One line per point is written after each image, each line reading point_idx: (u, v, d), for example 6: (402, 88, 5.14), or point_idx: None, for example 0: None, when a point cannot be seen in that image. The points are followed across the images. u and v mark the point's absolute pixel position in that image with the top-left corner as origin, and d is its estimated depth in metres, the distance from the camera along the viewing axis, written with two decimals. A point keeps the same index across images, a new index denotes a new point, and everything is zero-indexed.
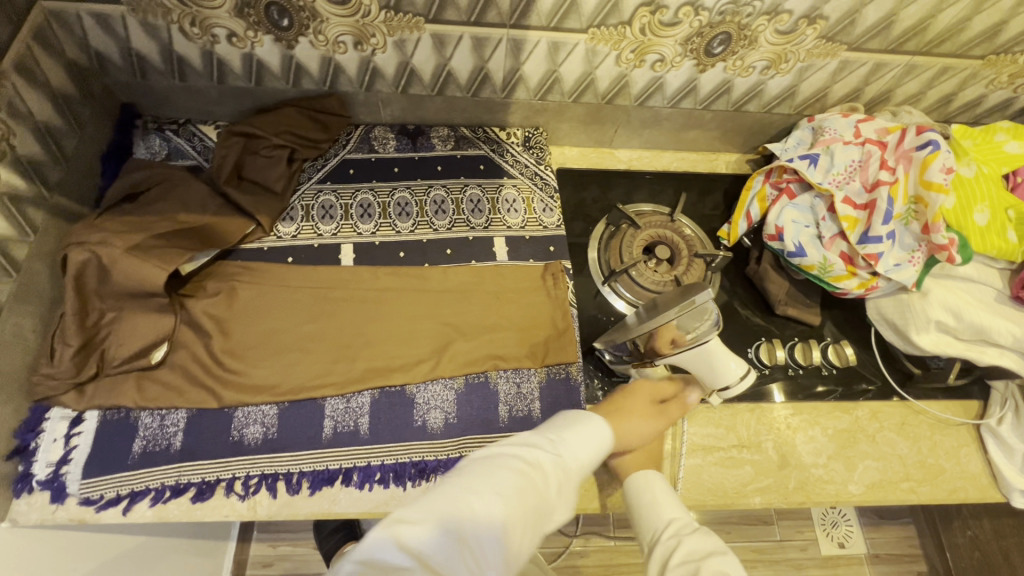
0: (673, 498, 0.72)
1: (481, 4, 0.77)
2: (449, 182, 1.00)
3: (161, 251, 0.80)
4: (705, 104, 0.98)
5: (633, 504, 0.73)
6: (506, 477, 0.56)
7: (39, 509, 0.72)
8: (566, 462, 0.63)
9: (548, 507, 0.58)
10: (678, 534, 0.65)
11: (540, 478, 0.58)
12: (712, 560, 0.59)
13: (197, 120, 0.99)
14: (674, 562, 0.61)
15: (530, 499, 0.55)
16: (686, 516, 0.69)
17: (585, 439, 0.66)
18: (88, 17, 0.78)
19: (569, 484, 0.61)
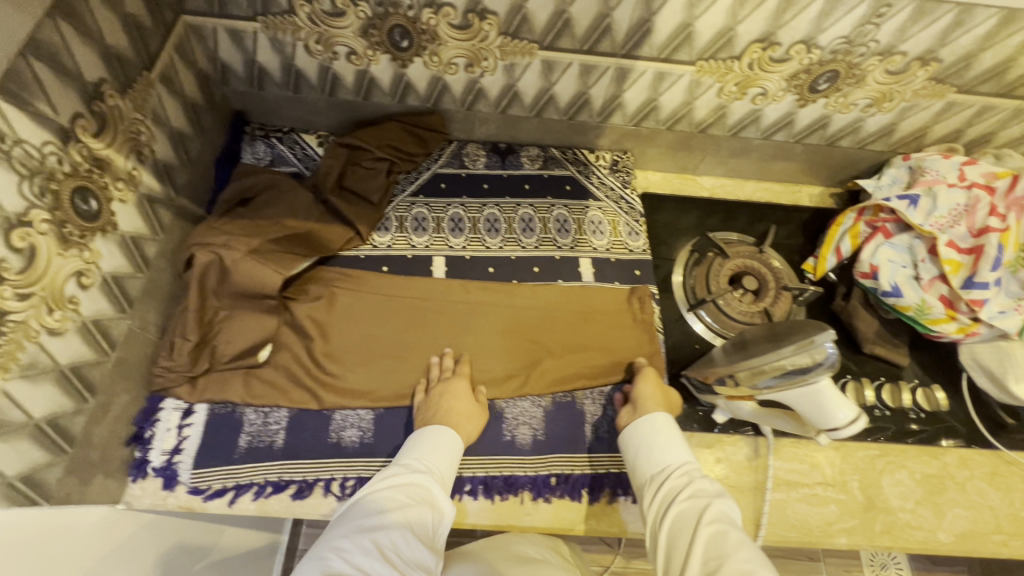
0: (680, 439, 0.77)
1: (597, 34, 0.79)
2: (537, 202, 1.02)
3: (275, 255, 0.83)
4: (799, 137, 0.98)
5: (637, 439, 0.77)
6: (365, 515, 0.65)
7: (152, 494, 0.77)
8: (427, 468, 0.72)
9: (421, 511, 0.66)
10: (690, 474, 0.71)
11: (400, 495, 0.67)
12: (720, 500, 0.66)
13: (300, 129, 1.03)
14: (681, 498, 0.68)
15: (393, 516, 0.64)
16: (691, 458, 0.74)
17: (434, 443, 0.75)
18: (222, 31, 0.83)
19: (437, 484, 0.70)
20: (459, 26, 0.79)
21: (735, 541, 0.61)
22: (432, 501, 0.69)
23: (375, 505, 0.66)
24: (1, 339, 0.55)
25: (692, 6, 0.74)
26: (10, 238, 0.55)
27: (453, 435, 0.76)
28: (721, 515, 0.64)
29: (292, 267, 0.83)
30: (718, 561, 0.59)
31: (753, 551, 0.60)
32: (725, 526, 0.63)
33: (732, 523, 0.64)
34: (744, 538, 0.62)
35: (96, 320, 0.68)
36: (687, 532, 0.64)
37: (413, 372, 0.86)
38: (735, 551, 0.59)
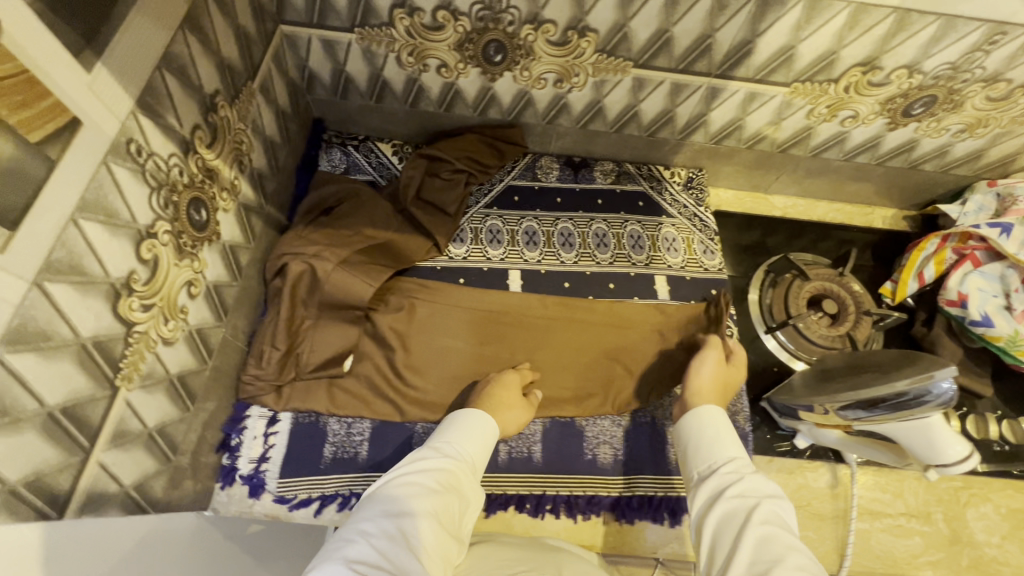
0: (733, 434, 0.70)
1: (696, 53, 0.78)
2: (611, 217, 1.02)
3: (363, 266, 0.84)
4: (882, 160, 0.97)
5: (688, 432, 0.73)
6: (390, 496, 0.60)
7: (239, 501, 0.77)
8: (456, 456, 0.67)
9: (449, 499, 0.62)
10: (741, 471, 0.64)
11: (428, 480, 0.63)
12: (772, 501, 0.59)
13: (375, 137, 1.03)
14: (728, 496, 0.61)
15: (420, 503, 0.59)
16: (745, 455, 0.67)
17: (467, 431, 0.71)
18: (317, 41, 0.83)
19: (464, 472, 0.66)
20: (556, 42, 0.79)
21: (781, 543, 0.53)
22: (459, 488, 0.64)
23: (401, 488, 0.61)
24: (127, 350, 0.55)
25: (799, 29, 0.73)
26: (139, 250, 0.55)
27: (492, 425, 0.74)
28: (772, 517, 0.57)
29: (379, 278, 0.84)
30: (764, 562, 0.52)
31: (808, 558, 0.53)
32: (776, 529, 0.56)
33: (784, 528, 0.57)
34: (796, 543, 0.54)
35: (199, 329, 0.69)
36: (731, 533, 0.57)
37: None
38: (781, 554, 0.52)
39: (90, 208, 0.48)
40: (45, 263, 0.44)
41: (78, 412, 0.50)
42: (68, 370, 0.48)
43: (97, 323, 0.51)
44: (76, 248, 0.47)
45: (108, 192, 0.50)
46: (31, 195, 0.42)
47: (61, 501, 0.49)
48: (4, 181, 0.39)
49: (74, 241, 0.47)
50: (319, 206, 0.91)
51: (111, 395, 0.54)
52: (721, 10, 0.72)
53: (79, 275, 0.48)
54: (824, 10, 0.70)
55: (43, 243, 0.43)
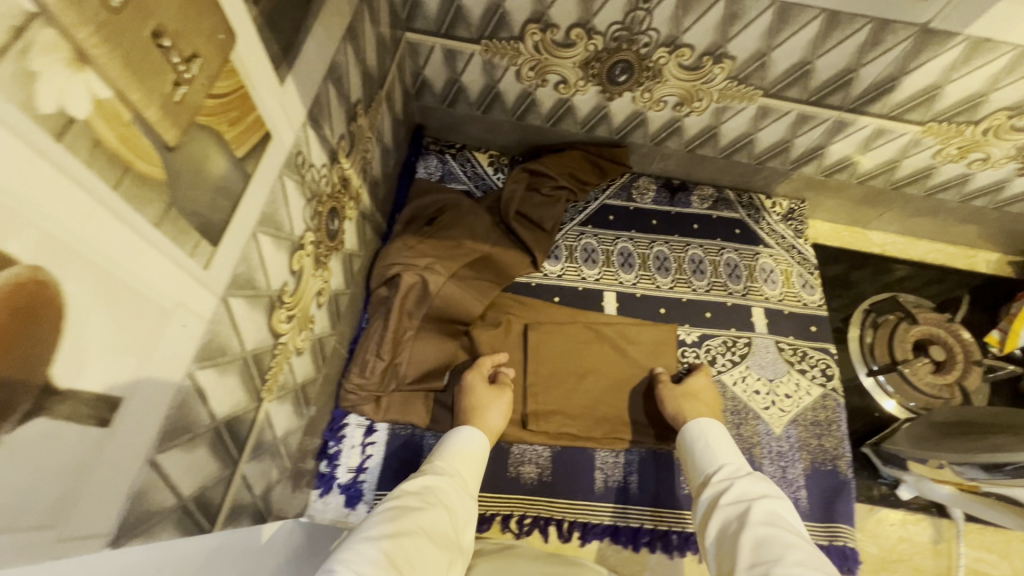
0: (733, 444, 0.70)
1: (834, 86, 0.76)
2: (707, 243, 0.99)
3: (472, 281, 0.86)
4: (1001, 205, 0.93)
5: (688, 449, 0.72)
6: (369, 521, 0.54)
7: (335, 509, 0.76)
8: (444, 474, 0.64)
9: (439, 517, 0.57)
10: (731, 476, 0.63)
11: (412, 498, 0.57)
12: (766, 501, 0.57)
13: (472, 147, 1.02)
14: (724, 503, 0.60)
15: (404, 519, 0.53)
16: (739, 461, 0.66)
17: (454, 452, 0.68)
18: (439, 50, 0.82)
19: (452, 491, 0.62)
20: (688, 66, 0.77)
21: (780, 541, 0.51)
22: (449, 507, 0.60)
23: (383, 511, 0.55)
24: (272, 361, 0.55)
25: (953, 69, 0.70)
26: (290, 261, 0.54)
27: (478, 436, 0.71)
28: (767, 515, 0.55)
29: (488, 294, 0.85)
30: (762, 563, 0.50)
31: (809, 553, 0.51)
32: (774, 527, 0.54)
33: (786, 526, 0.54)
34: (792, 538, 0.52)
35: (320, 338, 0.68)
36: (730, 539, 0.55)
37: (592, 410, 0.83)
38: (780, 552, 0.50)
39: (266, 222, 0.47)
40: (231, 278, 0.43)
41: (234, 425, 0.49)
42: (233, 384, 0.47)
43: (256, 336, 0.50)
44: (253, 261, 0.46)
45: (279, 205, 0.49)
46: (232, 210, 0.41)
47: (213, 512, 0.48)
48: (216, 197, 0.39)
49: (253, 256, 0.46)
50: (421, 215, 0.90)
51: (256, 407, 0.53)
52: (874, 46, 0.69)
53: (251, 289, 0.47)
54: (986, 52, 0.67)
55: (232, 259, 0.43)
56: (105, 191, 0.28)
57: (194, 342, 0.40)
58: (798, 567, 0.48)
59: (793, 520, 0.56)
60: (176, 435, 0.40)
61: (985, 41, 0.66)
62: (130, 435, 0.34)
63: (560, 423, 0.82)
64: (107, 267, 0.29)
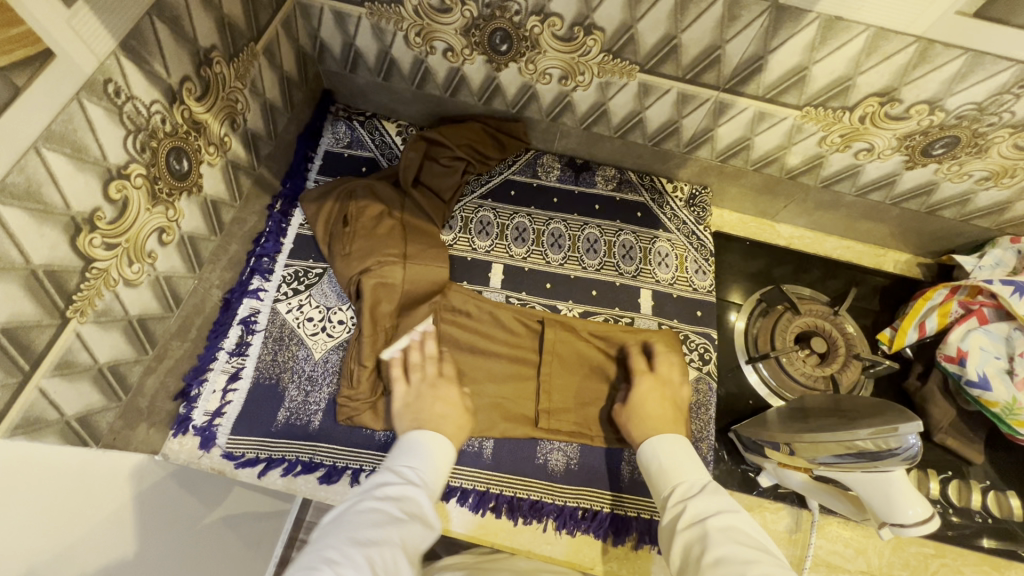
0: (691, 455, 0.71)
1: (705, 64, 0.76)
2: (605, 224, 0.99)
3: (426, 249, 0.88)
4: (898, 200, 0.91)
5: (646, 461, 0.73)
6: (354, 524, 0.58)
7: (188, 451, 0.77)
8: (421, 481, 0.66)
9: (413, 527, 0.60)
10: (686, 498, 0.66)
11: (391, 507, 0.61)
12: (721, 519, 0.61)
13: (381, 116, 1.03)
14: (681, 526, 0.62)
15: (386, 531, 0.58)
16: (692, 476, 0.68)
17: (432, 454, 0.69)
18: (328, 12, 0.84)
19: (426, 498, 0.64)
20: (562, 37, 0.77)
21: (742, 558, 0.55)
22: (422, 516, 0.63)
23: (365, 518, 0.59)
24: (82, 284, 0.56)
25: (813, 49, 0.70)
26: (107, 188, 0.57)
27: (449, 444, 0.71)
28: (727, 534, 0.59)
29: (440, 258, 0.88)
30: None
31: (767, 565, 0.55)
32: (735, 546, 0.57)
33: (746, 542, 0.58)
34: (751, 554, 0.56)
35: (167, 277, 0.70)
36: (694, 562, 0.58)
37: (576, 408, 0.83)
38: (741, 569, 0.54)
39: (56, 139, 0.49)
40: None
41: (21, 336, 0.51)
42: (13, 293, 0.49)
43: (51, 252, 0.52)
44: (35, 175, 0.48)
45: (78, 126, 0.51)
46: None
47: None
48: None
49: (34, 169, 0.48)
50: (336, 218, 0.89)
51: (59, 324, 0.55)
52: (732, 21, 0.69)
53: (36, 203, 0.49)
54: (840, 31, 0.67)
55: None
56: None
57: None
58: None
59: (749, 532, 0.61)
60: None
61: (837, 20, 0.65)
62: None
63: (564, 423, 0.82)
64: None
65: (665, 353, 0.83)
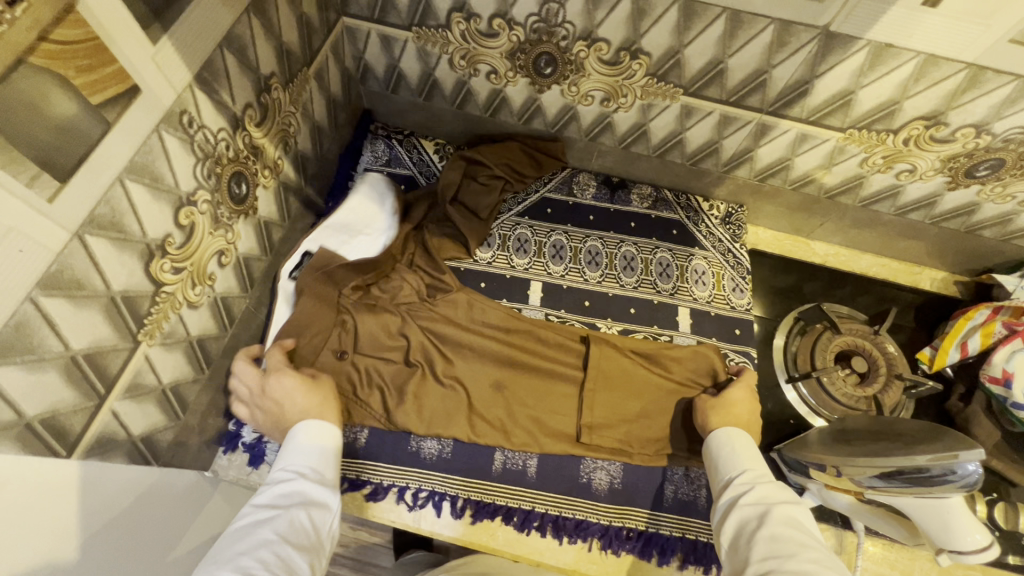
0: (757, 453, 0.71)
1: (750, 87, 0.77)
2: (641, 241, 1.00)
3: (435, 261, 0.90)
4: (938, 220, 0.92)
5: (715, 448, 0.74)
6: (221, 546, 0.53)
7: (238, 467, 0.78)
8: (297, 472, 0.62)
9: (295, 516, 0.56)
10: (753, 480, 0.66)
11: (262, 512, 0.56)
12: (786, 506, 0.61)
13: (419, 134, 1.05)
14: (742, 504, 0.64)
15: (258, 534, 0.53)
16: (762, 467, 0.69)
17: (309, 444, 0.66)
18: (375, 36, 0.86)
19: (308, 485, 0.61)
20: (608, 61, 0.78)
21: (798, 541, 0.56)
22: (307, 503, 0.59)
23: (230, 537, 0.53)
24: (152, 308, 0.58)
25: (861, 74, 0.70)
26: (177, 215, 0.58)
27: (329, 427, 0.69)
28: (787, 519, 0.60)
29: (436, 264, 0.89)
30: (775, 560, 0.55)
31: (822, 554, 0.56)
32: (793, 532, 0.58)
33: (805, 530, 0.59)
34: (808, 542, 0.57)
35: (223, 297, 0.71)
36: (747, 537, 0.60)
37: (619, 426, 0.83)
38: (793, 551, 0.55)
39: (138, 170, 0.51)
40: (89, 218, 0.47)
41: (99, 360, 0.52)
42: (95, 320, 0.51)
43: (128, 278, 0.53)
44: (119, 206, 0.50)
45: (156, 157, 0.53)
46: (85, 154, 0.44)
47: (71, 441, 0.52)
48: (61, 137, 0.42)
49: (118, 200, 0.49)
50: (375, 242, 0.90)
51: (131, 348, 0.56)
52: (780, 47, 0.70)
53: (118, 233, 0.50)
54: (890, 57, 0.67)
55: (89, 200, 0.46)
56: None
57: (37, 269, 0.43)
58: (813, 564, 0.53)
59: (810, 526, 0.61)
60: (14, 351, 0.43)
61: (888, 47, 0.66)
62: None
63: (605, 439, 0.82)
64: None
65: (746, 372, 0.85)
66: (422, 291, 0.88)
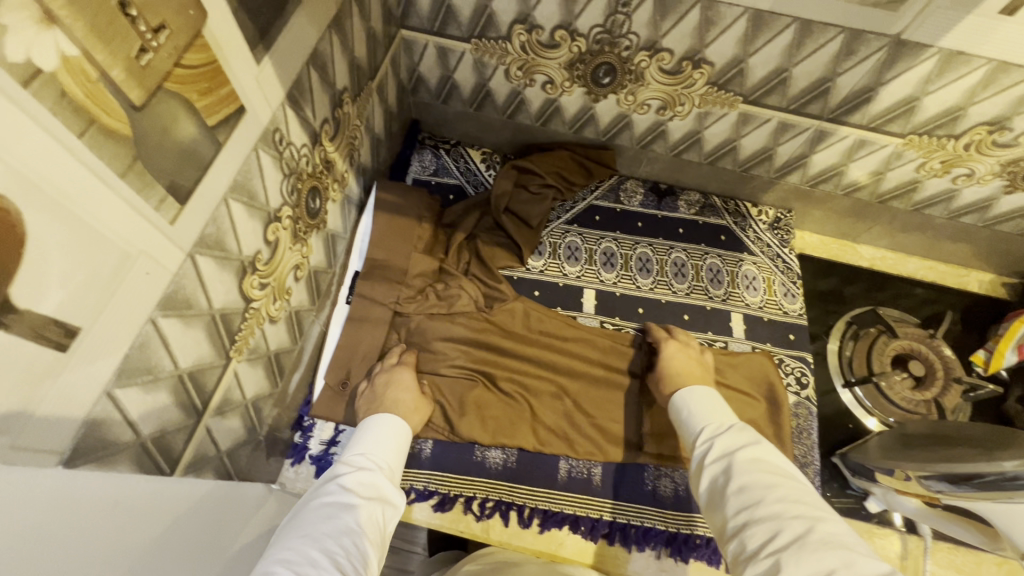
0: (721, 407, 0.68)
1: (813, 95, 0.77)
2: (690, 248, 1.00)
3: (487, 270, 0.90)
4: (991, 223, 0.92)
5: (679, 410, 0.71)
6: (307, 523, 0.54)
7: (304, 479, 0.78)
8: (374, 465, 0.64)
9: (372, 510, 0.58)
10: (714, 435, 0.63)
11: (344, 496, 0.57)
12: (749, 450, 0.58)
13: (466, 143, 1.05)
14: (709, 462, 0.60)
15: (342, 519, 0.54)
16: (723, 418, 0.65)
17: (382, 440, 0.68)
18: (432, 48, 0.86)
19: (384, 480, 0.62)
20: (669, 71, 0.79)
21: (764, 482, 0.53)
22: (381, 498, 0.60)
23: (317, 514, 0.55)
24: (242, 323, 0.58)
25: (928, 82, 0.71)
26: (266, 232, 0.58)
27: (402, 425, 0.71)
28: (753, 463, 0.56)
29: (491, 271, 0.90)
30: (747, 510, 0.52)
31: (798, 491, 0.53)
32: (760, 474, 0.54)
33: (769, 468, 0.55)
34: (779, 482, 0.53)
35: (296, 311, 0.72)
36: (719, 494, 0.56)
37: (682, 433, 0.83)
38: (762, 497, 0.52)
39: (238, 189, 0.51)
40: (199, 238, 0.47)
41: (199, 377, 0.53)
42: (199, 338, 0.51)
43: (226, 296, 0.54)
44: (223, 225, 0.50)
45: (253, 176, 0.53)
46: (200, 175, 0.45)
47: (174, 458, 0.52)
48: (184, 158, 0.42)
49: (223, 219, 0.50)
50: (428, 247, 0.89)
51: (224, 364, 0.57)
52: (848, 55, 0.70)
53: (221, 251, 0.51)
54: (959, 64, 0.68)
55: (200, 220, 0.46)
56: (70, 138, 0.32)
57: (158, 290, 0.43)
58: (782, 505, 0.50)
59: (780, 463, 0.57)
60: (137, 373, 0.44)
61: (958, 54, 0.67)
62: (91, 363, 0.38)
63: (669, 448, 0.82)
64: (78, 216, 0.34)
65: (761, 357, 0.88)
66: (480, 301, 0.88)
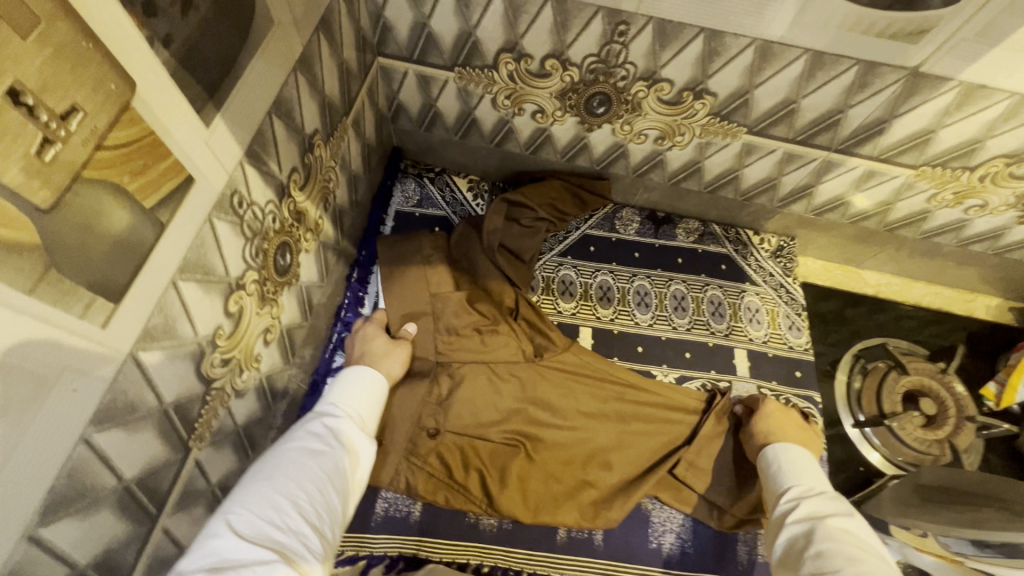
0: (819, 472, 0.67)
1: (821, 127, 0.72)
2: (690, 279, 0.95)
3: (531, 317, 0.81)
4: (1001, 251, 0.88)
5: (766, 465, 0.70)
6: (272, 464, 0.50)
7: None
8: (346, 412, 0.59)
9: (339, 456, 0.53)
10: (801, 496, 0.63)
11: (311, 441, 0.53)
12: (837, 520, 0.57)
13: (451, 171, 0.98)
14: (790, 523, 0.59)
15: (307, 465, 0.50)
16: (818, 484, 0.64)
17: (356, 388, 0.63)
18: (412, 76, 0.80)
19: (356, 426, 0.57)
20: (669, 101, 0.73)
21: (845, 552, 0.51)
22: (351, 445, 0.55)
23: (281, 458, 0.51)
24: (202, 409, 0.52)
25: (945, 115, 0.66)
26: (227, 303, 0.52)
27: (379, 379, 0.66)
28: (836, 532, 0.55)
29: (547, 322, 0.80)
30: (820, 574, 0.50)
31: (878, 567, 0.50)
32: (840, 543, 0.53)
33: (856, 543, 0.53)
34: (860, 554, 0.51)
35: (268, 375, 0.65)
36: (796, 554, 0.55)
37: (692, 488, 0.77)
38: (840, 564, 0.50)
39: (190, 268, 0.44)
40: (143, 332, 0.40)
41: (151, 480, 0.46)
42: (148, 440, 0.44)
43: (179, 385, 0.47)
44: (172, 311, 0.43)
45: (208, 250, 0.47)
46: (140, 264, 0.38)
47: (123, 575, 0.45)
48: (115, 252, 0.36)
49: (171, 305, 0.43)
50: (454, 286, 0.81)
51: (183, 457, 0.50)
52: (862, 88, 0.65)
53: (170, 340, 0.44)
54: (979, 98, 0.63)
55: (143, 313, 0.40)
56: None
57: (90, 407, 0.37)
58: None
59: (871, 543, 0.55)
60: (67, 503, 0.37)
61: (980, 87, 0.62)
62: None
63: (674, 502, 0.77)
64: None
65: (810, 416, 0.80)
66: (528, 351, 0.78)
